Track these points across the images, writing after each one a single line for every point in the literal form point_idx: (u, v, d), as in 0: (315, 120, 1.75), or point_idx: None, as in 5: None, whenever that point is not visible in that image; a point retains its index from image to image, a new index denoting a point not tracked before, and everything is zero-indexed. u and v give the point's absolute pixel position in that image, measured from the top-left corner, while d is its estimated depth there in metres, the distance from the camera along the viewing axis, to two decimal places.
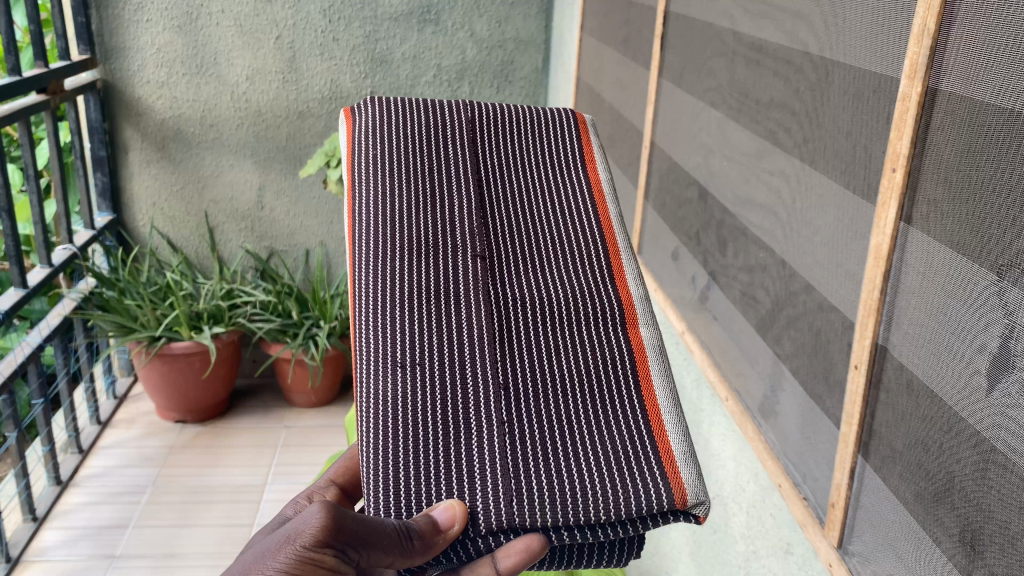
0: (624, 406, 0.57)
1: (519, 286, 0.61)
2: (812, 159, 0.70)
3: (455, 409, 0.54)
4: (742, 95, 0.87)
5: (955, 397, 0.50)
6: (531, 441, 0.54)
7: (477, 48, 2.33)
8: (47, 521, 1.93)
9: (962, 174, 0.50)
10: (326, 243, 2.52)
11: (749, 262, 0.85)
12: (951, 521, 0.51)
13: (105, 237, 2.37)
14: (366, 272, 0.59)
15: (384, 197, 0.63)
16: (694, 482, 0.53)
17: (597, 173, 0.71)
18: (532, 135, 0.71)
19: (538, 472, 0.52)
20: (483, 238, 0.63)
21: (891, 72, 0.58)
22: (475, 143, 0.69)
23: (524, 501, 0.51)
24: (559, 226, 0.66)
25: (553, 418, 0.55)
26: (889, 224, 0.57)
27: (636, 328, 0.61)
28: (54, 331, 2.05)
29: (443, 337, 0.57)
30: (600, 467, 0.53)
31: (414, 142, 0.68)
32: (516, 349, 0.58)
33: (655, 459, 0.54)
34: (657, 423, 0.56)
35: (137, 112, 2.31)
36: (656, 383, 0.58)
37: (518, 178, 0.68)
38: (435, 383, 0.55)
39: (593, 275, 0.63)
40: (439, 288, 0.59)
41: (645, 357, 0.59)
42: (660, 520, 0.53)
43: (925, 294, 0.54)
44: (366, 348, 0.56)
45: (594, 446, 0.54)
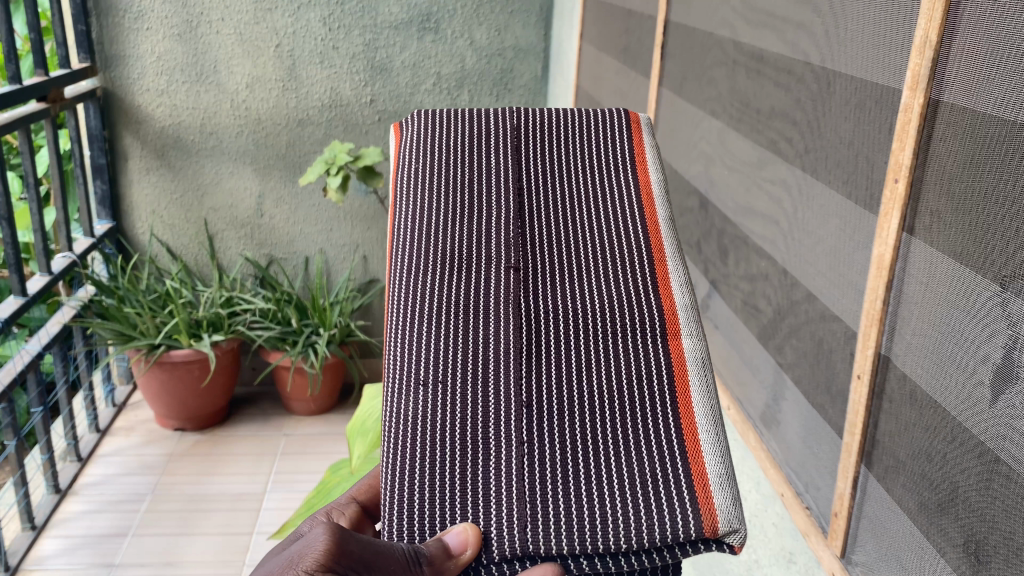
0: (659, 425, 0.53)
1: (551, 298, 0.58)
2: (813, 169, 0.70)
3: (477, 431, 0.52)
4: (743, 104, 0.88)
5: (959, 407, 0.50)
6: (553, 463, 0.51)
7: (477, 56, 2.34)
8: (46, 530, 1.93)
9: (964, 185, 0.50)
10: (326, 251, 2.52)
11: (750, 271, 0.85)
12: (955, 531, 0.51)
13: (105, 245, 2.37)
14: (400, 287, 0.58)
15: (420, 210, 0.62)
16: (727, 511, 0.49)
17: (647, 171, 0.65)
18: (583, 135, 0.67)
19: (558, 497, 0.50)
20: (517, 249, 0.60)
21: (892, 83, 0.58)
22: (519, 147, 0.66)
23: (541, 527, 0.49)
24: (598, 230, 0.62)
25: (578, 437, 0.52)
26: (891, 234, 0.57)
27: (678, 340, 0.56)
28: (54, 339, 2.05)
29: (470, 354, 0.55)
30: (626, 492, 0.50)
31: (457, 151, 0.66)
32: (543, 364, 0.55)
33: (686, 485, 0.51)
34: (692, 444, 0.52)
35: (136, 119, 2.31)
36: (695, 401, 0.54)
37: (560, 180, 0.65)
38: (457, 403, 0.53)
39: (632, 283, 0.59)
40: (468, 303, 0.57)
41: (686, 371, 0.55)
42: (689, 548, 0.50)
43: (927, 305, 0.54)
44: (393, 364, 0.55)
45: (623, 469, 0.51)
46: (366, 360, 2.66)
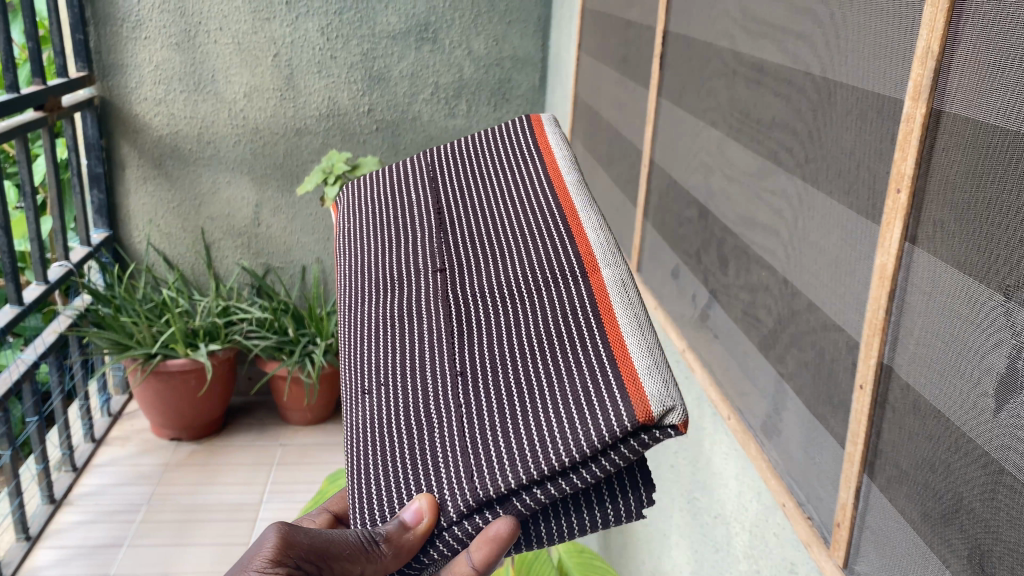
0: (587, 345, 0.50)
1: (476, 274, 0.57)
2: (814, 179, 0.70)
3: (414, 407, 0.51)
4: (743, 115, 0.88)
5: (963, 417, 0.50)
6: (483, 410, 0.50)
7: (475, 66, 2.34)
8: (40, 540, 1.92)
9: (967, 194, 0.50)
10: (323, 260, 2.51)
11: (750, 281, 0.85)
12: (959, 542, 0.51)
13: (101, 254, 2.37)
14: (346, 321, 0.60)
15: (355, 256, 0.64)
16: (656, 389, 0.46)
17: (551, 149, 0.67)
18: (487, 147, 0.70)
19: (491, 441, 0.48)
20: (442, 245, 0.61)
21: (895, 94, 0.58)
22: (435, 175, 0.69)
23: (481, 473, 0.48)
24: (519, 209, 0.63)
25: (505, 382, 0.50)
26: (893, 244, 0.57)
27: (597, 270, 0.55)
28: (50, 348, 2.04)
29: (403, 346, 0.55)
30: (557, 415, 0.48)
31: (382, 200, 0.69)
32: (471, 328, 0.54)
33: (615, 382, 0.47)
34: (618, 344, 0.49)
35: (134, 129, 2.31)
36: (617, 310, 0.51)
37: (478, 183, 0.66)
38: (391, 391, 0.53)
39: (553, 238, 0.59)
40: (400, 305, 0.57)
41: (606, 294, 0.53)
42: (630, 444, 0.47)
43: (931, 315, 0.54)
44: (345, 391, 0.56)
45: (552, 395, 0.49)
46: None
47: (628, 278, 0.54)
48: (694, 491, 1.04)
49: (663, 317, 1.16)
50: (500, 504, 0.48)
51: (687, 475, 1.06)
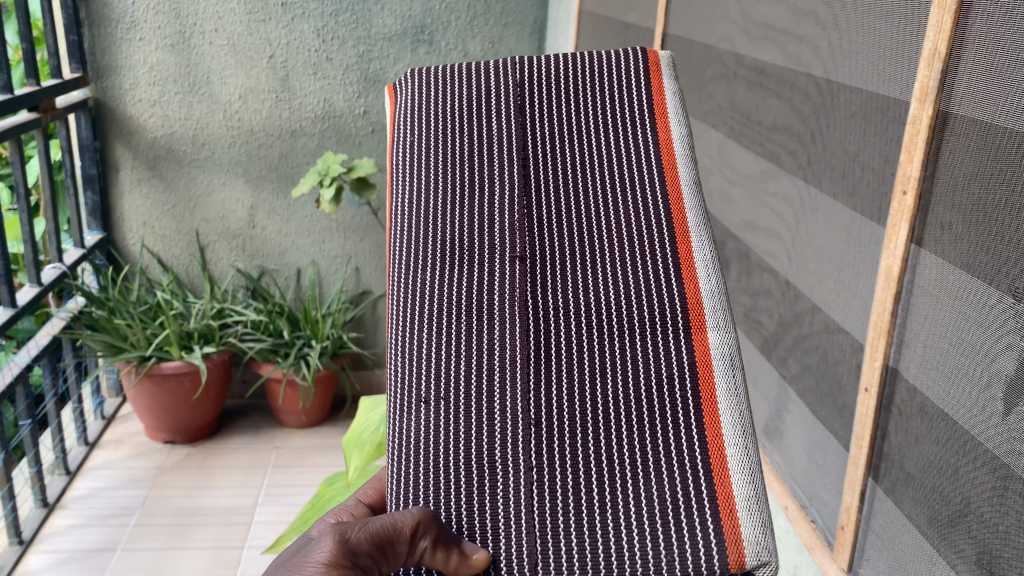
0: (680, 437, 0.52)
1: (563, 296, 0.56)
2: (817, 181, 0.70)
3: (486, 450, 0.54)
4: (744, 117, 0.88)
5: (971, 420, 0.50)
6: (567, 491, 0.52)
7: (471, 68, 2.34)
8: (33, 545, 1.90)
9: (974, 196, 0.50)
10: (318, 262, 2.51)
11: (752, 284, 0.85)
12: (967, 545, 0.50)
13: (95, 256, 2.35)
14: (403, 283, 0.59)
15: (423, 201, 0.61)
16: (751, 541, 0.49)
17: (669, 128, 0.62)
18: (592, 92, 0.64)
19: (572, 526, 0.51)
20: (524, 232, 0.58)
21: (899, 95, 0.58)
22: (523, 111, 0.63)
23: (553, 556, 0.51)
24: (615, 204, 0.59)
25: (586, 452, 0.52)
26: (899, 245, 0.57)
27: (704, 333, 0.54)
28: (43, 351, 2.03)
29: (476, 367, 0.55)
30: (644, 520, 0.50)
31: (457, 122, 0.64)
32: (555, 373, 0.54)
33: (711, 510, 0.50)
34: (717, 462, 0.51)
35: (128, 130, 2.30)
36: (720, 416, 0.52)
37: (572, 148, 0.62)
38: (463, 418, 0.54)
39: (653, 265, 0.56)
40: (470, 304, 0.57)
41: (710, 377, 0.53)
42: None
43: (937, 317, 0.54)
44: (403, 379, 0.56)
45: (638, 490, 0.51)
46: (358, 372, 2.65)
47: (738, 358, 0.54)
48: None
49: None
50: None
51: None
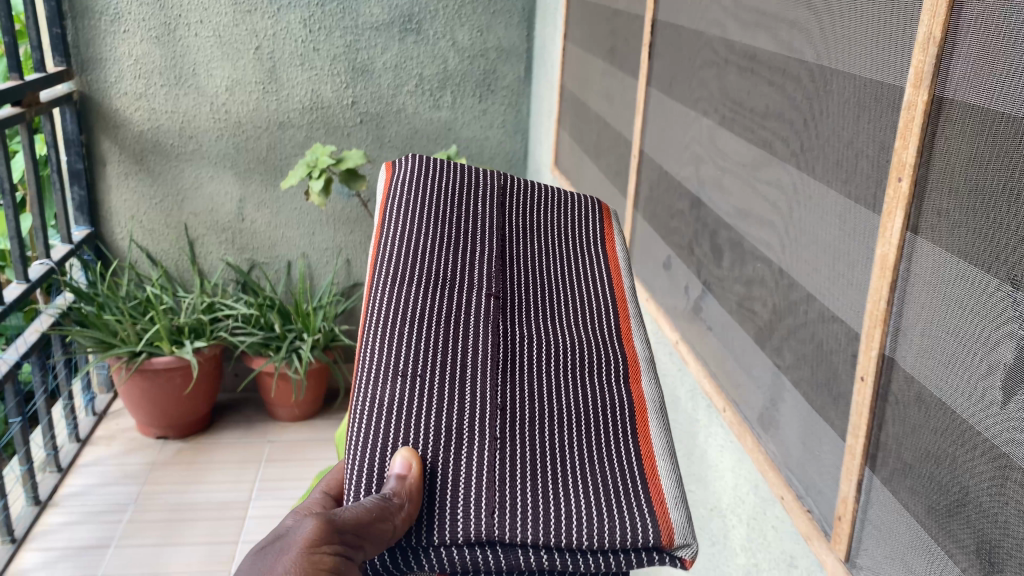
0: (619, 443, 0.49)
1: (525, 327, 0.54)
2: (811, 169, 0.69)
3: (449, 420, 0.48)
4: (735, 104, 0.87)
5: (969, 409, 0.50)
6: (521, 459, 0.47)
7: (459, 57, 2.32)
8: (26, 542, 1.89)
9: (971, 183, 0.49)
10: (308, 255, 2.49)
11: (746, 273, 0.84)
12: (965, 535, 0.50)
13: (83, 251, 2.33)
14: (382, 282, 0.54)
15: (405, 226, 0.58)
16: (685, 519, 0.46)
17: (614, 242, 0.64)
18: (559, 200, 0.66)
19: (519, 491, 0.45)
20: (497, 278, 0.56)
21: (894, 81, 0.57)
22: (502, 196, 0.64)
23: (497, 515, 0.44)
24: (569, 282, 0.59)
25: (541, 441, 0.48)
26: (895, 234, 0.56)
27: (640, 380, 0.53)
28: (32, 347, 2.01)
29: (446, 354, 0.50)
30: (591, 488, 0.46)
31: (451, 184, 0.63)
32: (514, 371, 0.51)
33: (645, 497, 0.46)
34: (651, 450, 0.49)
35: (114, 124, 2.27)
36: (655, 431, 0.50)
37: (536, 235, 0.62)
38: (433, 399, 0.48)
39: (599, 327, 0.56)
40: (447, 309, 0.53)
41: (646, 410, 0.51)
42: (642, 558, 0.45)
43: (934, 304, 0.53)
44: (363, 359, 0.50)
45: (585, 477, 0.46)
46: (351, 365, 2.64)
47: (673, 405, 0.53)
48: (690, 485, 1.02)
49: (655, 310, 1.14)
50: (504, 548, 0.44)
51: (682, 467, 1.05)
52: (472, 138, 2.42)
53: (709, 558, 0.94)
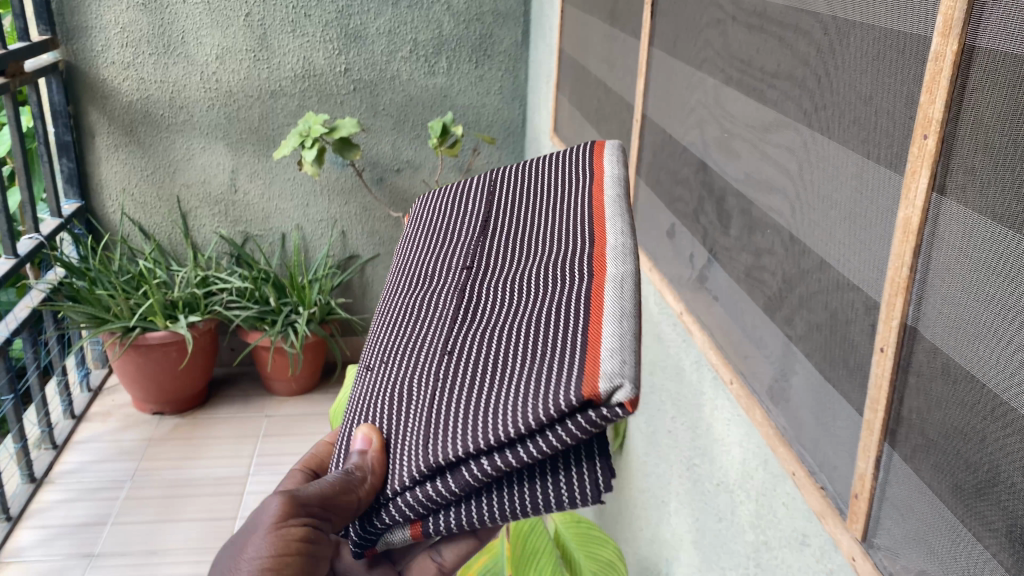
0: (563, 327, 0.48)
1: (494, 278, 0.57)
2: (826, 128, 0.65)
3: (411, 388, 0.52)
4: (743, 63, 0.82)
5: (1002, 382, 0.46)
6: (462, 386, 0.49)
7: (455, 21, 2.26)
8: (22, 521, 1.87)
9: (1006, 139, 0.46)
10: (303, 227, 2.45)
11: (755, 239, 0.80)
12: (996, 516, 0.47)
13: (74, 225, 2.29)
14: (385, 315, 0.63)
15: (409, 263, 0.67)
16: (612, 364, 0.42)
17: (605, 164, 0.64)
18: (551, 163, 0.68)
19: (460, 413, 0.48)
20: (479, 252, 0.61)
21: (920, 30, 0.53)
22: (495, 188, 0.69)
23: (439, 439, 0.47)
24: (553, 221, 0.61)
25: (484, 364, 0.49)
26: (919, 195, 0.53)
27: (605, 267, 0.52)
28: (23, 324, 1.97)
29: (415, 339, 0.56)
30: (522, 381, 0.46)
31: (449, 210, 0.71)
32: (477, 318, 0.54)
33: (577, 358, 0.44)
34: (595, 319, 0.47)
35: (102, 94, 2.22)
36: (607, 303, 0.48)
37: (530, 199, 0.65)
38: (398, 378, 0.54)
39: (567, 244, 0.56)
40: (425, 303, 0.59)
41: (603, 291, 0.50)
42: (579, 422, 0.43)
43: (963, 271, 0.50)
44: (368, 375, 0.59)
45: (519, 372, 0.47)
46: (348, 338, 2.61)
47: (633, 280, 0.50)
48: (694, 459, 0.99)
49: (657, 280, 1.10)
50: (455, 472, 0.47)
51: (686, 439, 1.01)
52: (469, 106, 2.37)
53: (715, 534, 0.92)
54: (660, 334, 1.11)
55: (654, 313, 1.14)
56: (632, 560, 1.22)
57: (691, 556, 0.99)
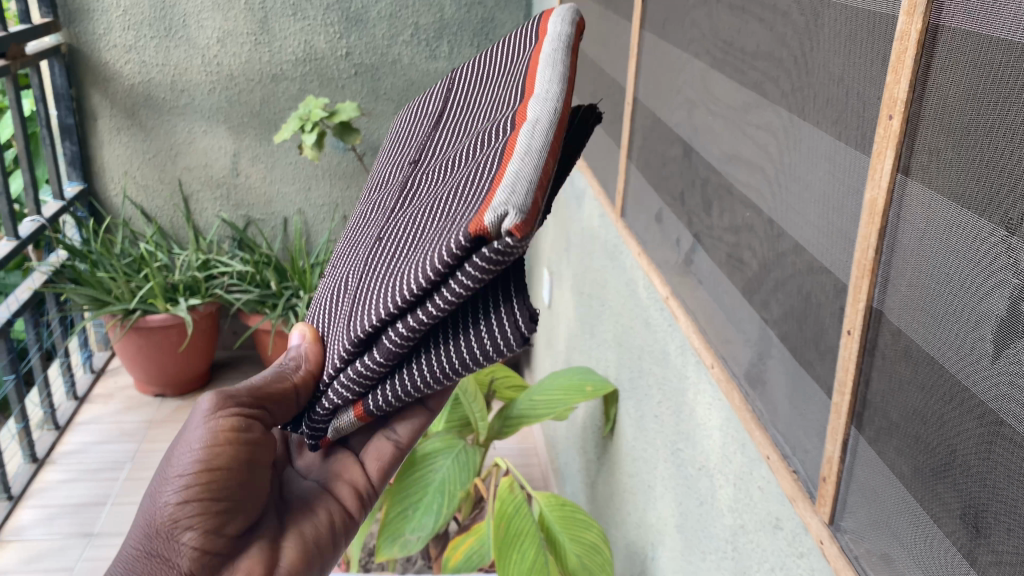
0: (476, 182, 0.48)
1: (437, 166, 0.59)
2: (801, 110, 0.65)
3: (359, 278, 0.57)
4: (726, 45, 0.82)
5: (958, 364, 0.46)
6: (395, 261, 0.52)
7: (457, 5, 2.25)
8: (23, 500, 1.89)
9: (966, 118, 0.45)
10: (304, 211, 2.46)
11: (735, 221, 0.80)
12: (953, 498, 0.47)
13: (76, 208, 2.30)
14: (353, 231, 0.68)
15: (376, 180, 0.71)
16: (501, 199, 0.42)
17: (549, 28, 0.62)
18: (502, 46, 0.67)
19: (385, 285, 0.50)
20: (430, 151, 0.64)
21: (889, 9, 0.53)
22: (450, 90, 0.70)
23: (368, 308, 0.51)
24: (494, 98, 0.60)
25: (416, 238, 0.52)
26: (884, 176, 0.52)
27: (524, 116, 0.51)
28: (24, 305, 1.98)
29: (370, 238, 0.60)
30: (434, 240, 0.48)
31: (411, 122, 0.73)
32: (418, 204, 0.57)
33: (477, 204, 0.45)
34: (502, 165, 0.46)
35: (104, 77, 2.23)
36: (518, 146, 0.47)
37: (478, 87, 0.66)
38: (353, 274, 0.59)
39: (503, 106, 0.56)
40: (383, 207, 0.63)
41: (516, 138, 0.48)
42: (475, 263, 0.43)
43: (926, 252, 0.49)
44: (333, 282, 0.64)
45: (436, 233, 0.48)
46: None
47: (552, 121, 0.49)
48: (678, 444, 0.99)
49: (646, 264, 1.10)
50: (382, 336, 0.50)
51: (671, 424, 1.01)
52: None
53: (697, 518, 0.92)
54: (648, 318, 1.11)
55: (642, 297, 1.14)
56: (621, 544, 1.22)
57: (675, 540, 0.99)
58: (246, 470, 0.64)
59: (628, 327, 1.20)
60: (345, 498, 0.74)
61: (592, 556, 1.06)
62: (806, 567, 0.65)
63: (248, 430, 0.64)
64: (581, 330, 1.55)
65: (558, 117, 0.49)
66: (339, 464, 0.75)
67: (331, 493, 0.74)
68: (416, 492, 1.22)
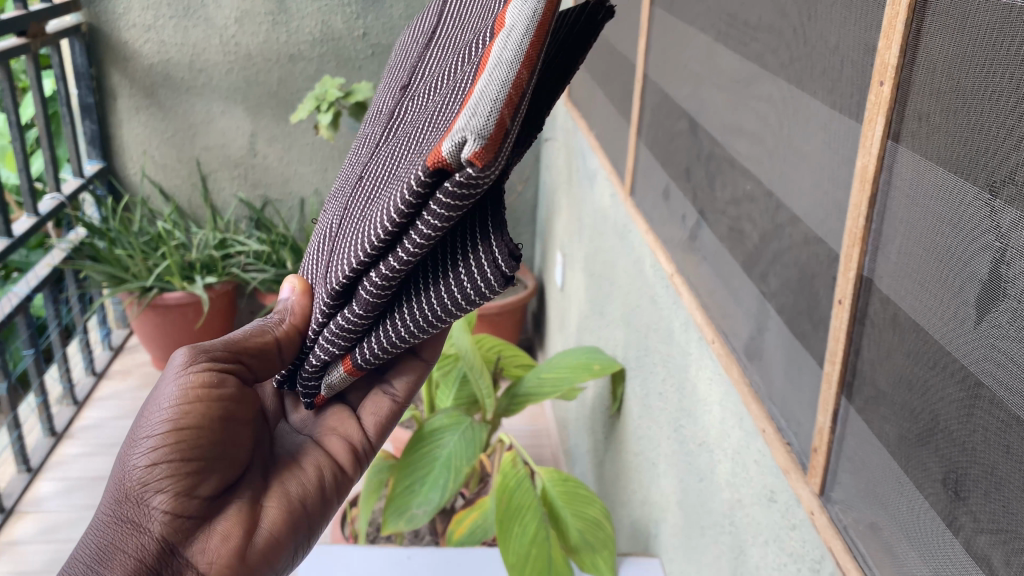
0: (448, 112, 0.47)
1: (423, 97, 0.58)
2: (799, 80, 0.64)
3: (348, 223, 0.56)
4: (731, 17, 0.81)
5: (942, 329, 0.46)
6: (378, 201, 0.51)
7: None
8: (42, 472, 1.93)
9: (954, 82, 0.45)
10: (321, 191, 2.47)
11: (737, 195, 0.79)
12: (935, 464, 0.47)
13: (96, 186, 2.33)
14: (345, 173, 0.67)
15: (370, 119, 0.70)
16: (458, 128, 0.40)
17: None
18: None
19: (365, 227, 0.50)
20: (418, 83, 0.62)
21: None
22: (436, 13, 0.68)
23: (350, 253, 0.51)
24: (474, 16, 0.58)
25: (398, 172, 0.51)
26: (875, 142, 0.52)
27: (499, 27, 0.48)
28: (43, 281, 2.01)
29: (362, 180, 0.60)
30: (407, 175, 0.47)
31: (401, 51, 0.71)
32: (405, 139, 0.55)
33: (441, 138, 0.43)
34: (470, 84, 0.44)
35: (123, 57, 2.25)
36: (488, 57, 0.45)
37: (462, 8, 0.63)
38: (347, 217, 0.58)
39: (500, 10, 0.52)
40: (376, 147, 0.62)
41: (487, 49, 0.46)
42: (440, 200, 0.42)
43: (914, 219, 0.49)
44: (328, 224, 0.63)
45: (410, 169, 0.47)
46: None
47: (530, 22, 0.44)
48: (680, 420, 0.99)
49: (652, 241, 1.10)
50: (364, 277, 0.50)
51: (674, 400, 1.01)
52: None
53: (696, 494, 0.92)
54: (654, 296, 1.10)
55: (649, 274, 1.13)
56: (626, 521, 1.22)
57: (676, 517, 0.99)
58: (224, 426, 0.63)
59: (635, 305, 1.20)
60: (337, 451, 0.72)
61: (594, 531, 1.08)
62: (798, 539, 0.65)
63: (220, 386, 0.63)
64: (591, 309, 1.55)
65: (537, 15, 0.44)
66: (334, 418, 0.73)
67: (320, 445, 0.72)
68: (422, 467, 1.23)
